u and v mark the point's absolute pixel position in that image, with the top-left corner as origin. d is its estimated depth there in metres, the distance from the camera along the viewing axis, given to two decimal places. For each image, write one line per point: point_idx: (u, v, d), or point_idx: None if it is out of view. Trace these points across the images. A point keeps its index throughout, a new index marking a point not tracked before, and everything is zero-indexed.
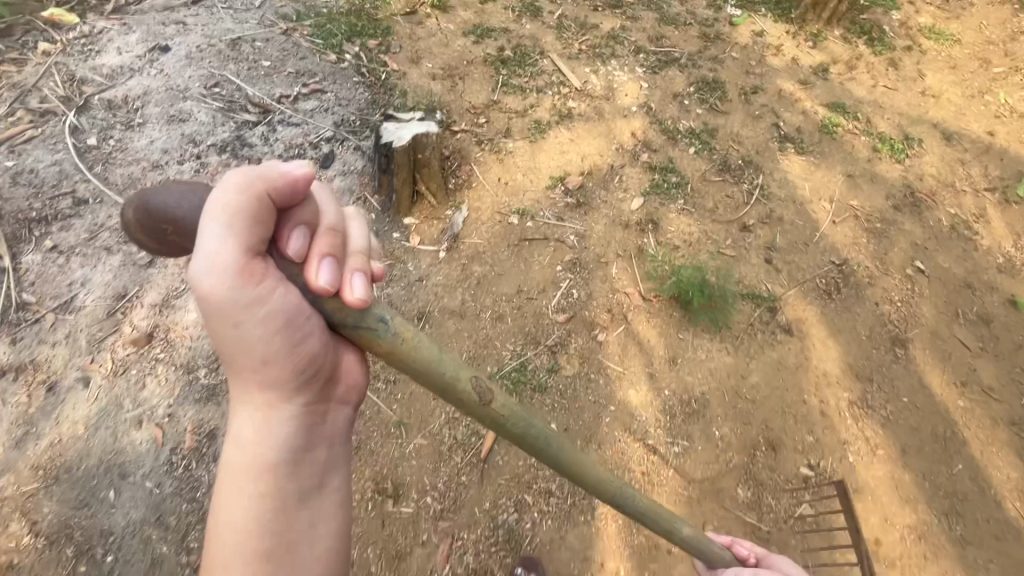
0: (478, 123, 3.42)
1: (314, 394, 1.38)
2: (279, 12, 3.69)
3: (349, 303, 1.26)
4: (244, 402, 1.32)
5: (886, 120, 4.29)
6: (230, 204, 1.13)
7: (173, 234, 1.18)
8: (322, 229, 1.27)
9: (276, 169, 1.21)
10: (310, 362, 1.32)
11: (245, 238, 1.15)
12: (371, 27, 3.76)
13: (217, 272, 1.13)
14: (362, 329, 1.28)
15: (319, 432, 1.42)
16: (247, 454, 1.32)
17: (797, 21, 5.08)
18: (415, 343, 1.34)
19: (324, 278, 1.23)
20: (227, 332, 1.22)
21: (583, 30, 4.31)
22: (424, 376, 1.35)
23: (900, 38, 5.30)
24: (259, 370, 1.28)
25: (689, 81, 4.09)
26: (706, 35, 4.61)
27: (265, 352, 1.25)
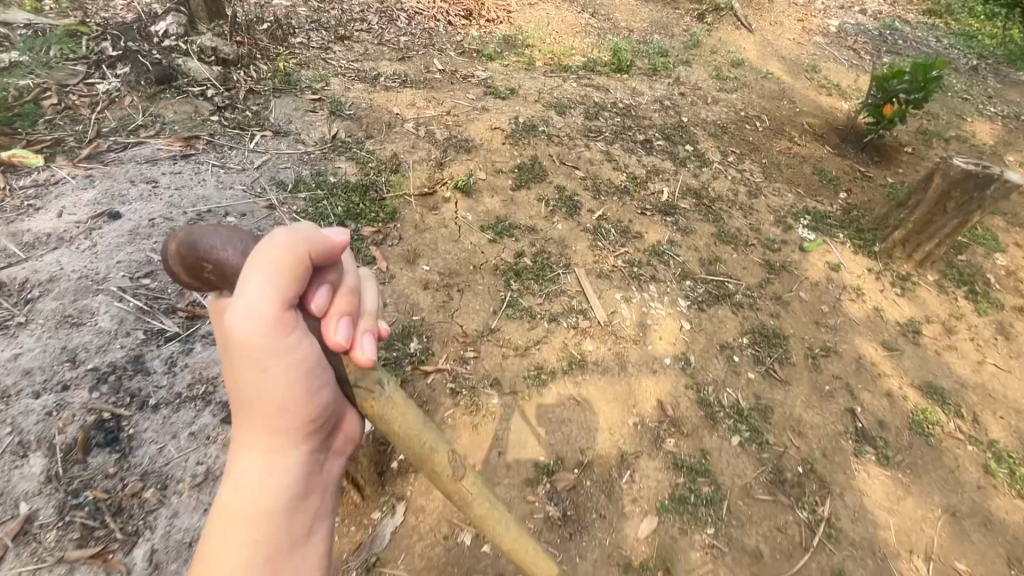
0: (463, 359, 2.72)
1: (318, 442, 1.40)
2: (278, 179, 3.27)
3: (359, 363, 1.35)
4: (247, 452, 1.30)
5: (999, 419, 3.33)
6: (279, 258, 1.19)
7: (211, 273, 1.28)
8: (346, 289, 1.36)
9: (321, 229, 1.30)
10: (323, 414, 1.37)
11: (288, 287, 1.21)
12: (375, 209, 3.28)
13: (255, 322, 1.18)
14: (364, 386, 1.41)
15: (317, 479, 1.41)
16: (243, 500, 1.28)
17: (881, 255, 4.34)
18: (407, 410, 1.48)
19: (344, 336, 1.32)
20: (248, 379, 1.24)
21: (623, 238, 3.71)
22: (410, 443, 1.50)
23: (1006, 293, 4.46)
24: (276, 420, 1.29)
25: (744, 329, 3.32)
26: (769, 262, 3.91)
27: (285, 399, 1.27)
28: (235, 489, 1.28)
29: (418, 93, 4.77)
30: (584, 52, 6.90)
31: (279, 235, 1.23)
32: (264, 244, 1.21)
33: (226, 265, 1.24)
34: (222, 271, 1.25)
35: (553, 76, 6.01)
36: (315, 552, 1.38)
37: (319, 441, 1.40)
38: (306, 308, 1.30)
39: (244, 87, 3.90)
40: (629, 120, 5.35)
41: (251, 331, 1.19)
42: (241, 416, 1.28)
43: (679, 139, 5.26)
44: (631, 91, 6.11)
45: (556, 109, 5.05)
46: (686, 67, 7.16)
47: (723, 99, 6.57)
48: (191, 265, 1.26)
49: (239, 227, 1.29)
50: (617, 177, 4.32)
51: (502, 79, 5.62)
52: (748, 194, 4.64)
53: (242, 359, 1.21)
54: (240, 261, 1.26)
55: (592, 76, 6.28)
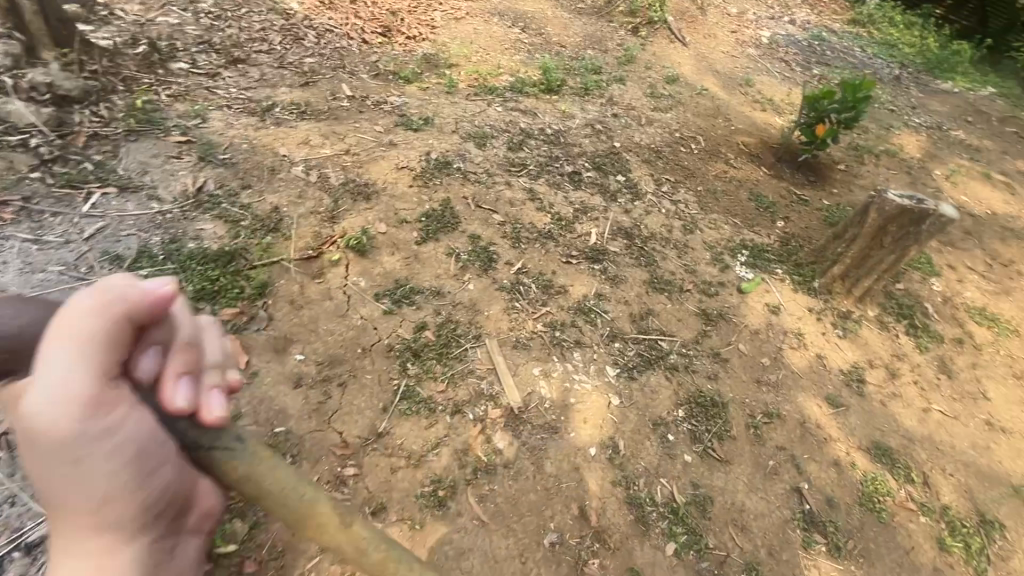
0: (339, 481, 2.23)
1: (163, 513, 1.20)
2: (110, 250, 2.77)
3: (208, 422, 1.17)
4: (64, 555, 1.09)
5: (949, 477, 3.11)
6: (82, 331, 0.98)
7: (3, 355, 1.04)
8: (183, 345, 1.17)
9: (136, 281, 1.07)
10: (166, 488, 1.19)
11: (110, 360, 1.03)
12: (240, 284, 2.75)
13: (62, 406, 0.97)
14: (221, 449, 1.18)
15: (163, 563, 1.22)
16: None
17: (821, 291, 4.12)
18: (271, 462, 1.24)
19: (184, 397, 1.14)
20: (60, 475, 1.03)
21: (544, 296, 3.30)
22: (276, 505, 1.23)
23: (945, 324, 4.34)
24: (98, 511, 1.08)
25: (679, 399, 2.96)
26: (705, 311, 3.60)
27: (111, 487, 1.08)
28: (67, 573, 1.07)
29: (317, 127, 4.22)
30: (512, 71, 6.49)
31: (85, 301, 1.01)
32: (60, 317, 0.99)
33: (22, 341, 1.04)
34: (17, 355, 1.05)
35: (476, 100, 5.58)
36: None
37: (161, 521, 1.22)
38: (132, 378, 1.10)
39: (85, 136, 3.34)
40: (556, 148, 4.99)
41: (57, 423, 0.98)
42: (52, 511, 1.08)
43: (610, 168, 4.93)
44: (560, 114, 5.75)
45: (476, 141, 4.61)
46: (620, 84, 6.89)
47: (658, 119, 6.32)
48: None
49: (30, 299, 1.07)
50: (540, 219, 3.92)
51: (419, 106, 5.13)
52: (683, 229, 4.34)
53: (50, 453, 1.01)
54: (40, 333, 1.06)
55: (519, 98, 5.89)
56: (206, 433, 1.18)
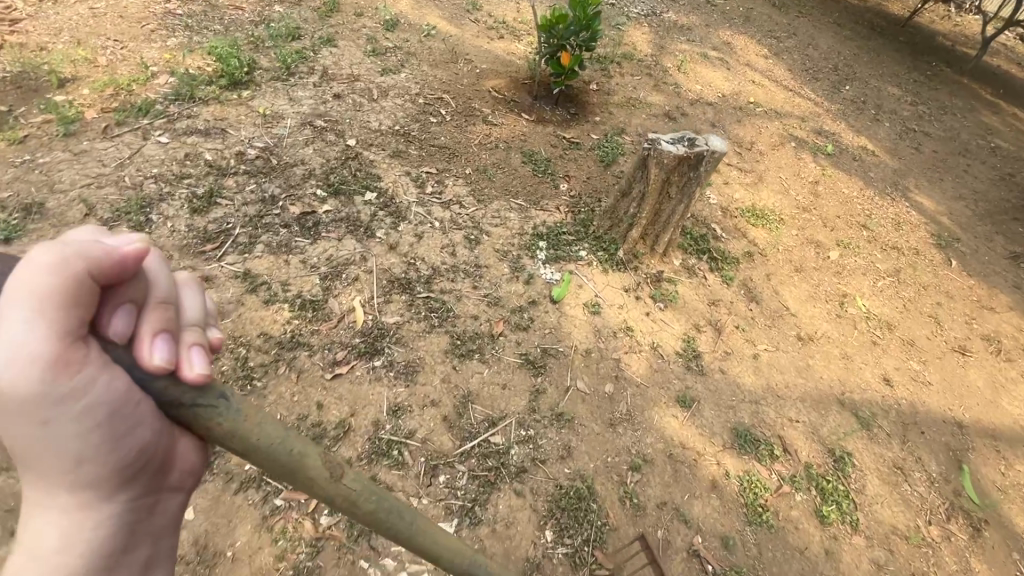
0: None
1: (141, 489, 1.02)
2: None
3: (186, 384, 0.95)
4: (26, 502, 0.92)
5: (798, 424, 3.07)
6: (37, 287, 0.79)
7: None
8: (159, 296, 0.97)
9: (98, 239, 0.88)
10: (144, 454, 0.99)
11: (58, 318, 0.82)
12: None
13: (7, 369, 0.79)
14: (198, 409, 0.96)
15: (152, 531, 1.05)
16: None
17: (628, 260, 3.72)
18: (259, 420, 1.05)
19: (154, 357, 0.92)
20: (19, 432, 0.86)
21: (317, 455, 2.29)
22: (266, 457, 1.07)
23: (736, 236, 4.35)
24: (61, 471, 0.91)
25: (540, 516, 2.31)
26: (526, 355, 2.91)
27: (76, 450, 0.91)
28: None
29: None
30: (168, 66, 4.50)
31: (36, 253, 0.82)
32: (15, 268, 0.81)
33: None
34: None
35: (119, 135, 3.69)
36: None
37: (146, 483, 1.02)
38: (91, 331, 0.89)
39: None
40: (268, 180, 3.56)
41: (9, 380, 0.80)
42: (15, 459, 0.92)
43: (352, 183, 3.70)
44: (260, 118, 4.17)
45: (130, 221, 3.01)
46: (331, 45, 5.33)
47: (391, 83, 5.06)
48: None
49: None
50: (273, 319, 2.71)
51: (9, 180, 3.14)
52: (466, 242, 3.48)
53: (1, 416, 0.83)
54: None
55: (191, 110, 4.09)
56: (188, 392, 0.96)
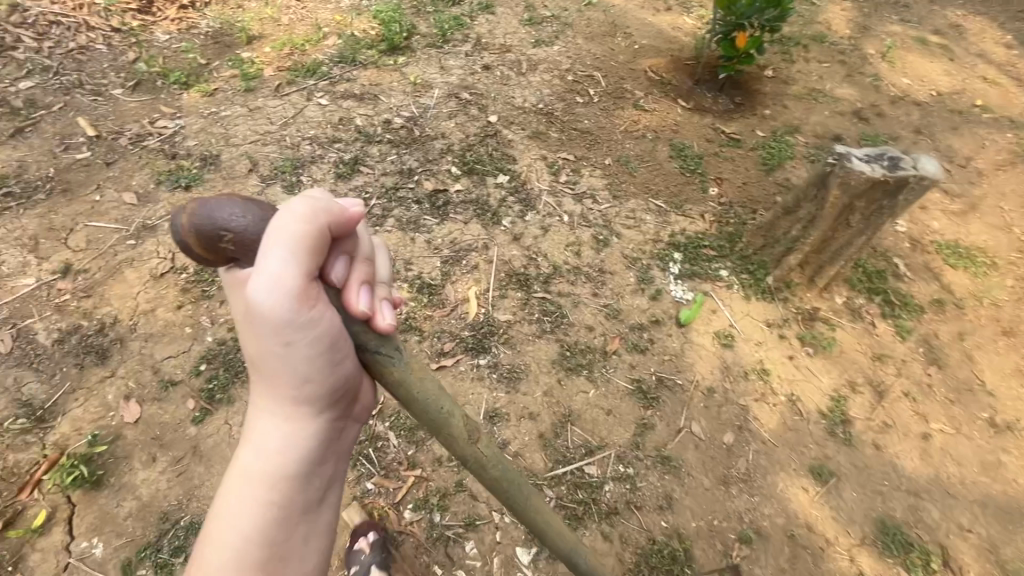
0: None
1: (334, 413, 1.44)
2: None
3: (376, 329, 1.35)
4: (265, 412, 1.37)
5: (969, 536, 2.46)
6: (297, 232, 1.19)
7: (230, 245, 1.21)
8: (363, 257, 1.37)
9: (335, 204, 1.29)
10: (341, 384, 1.39)
11: (309, 263, 1.22)
12: None
13: (280, 295, 1.19)
14: (381, 355, 1.35)
15: (336, 445, 1.50)
16: (248, 512, 1.35)
17: (778, 288, 3.19)
18: (422, 378, 1.40)
19: (358, 303, 1.31)
20: (275, 353, 1.28)
21: (413, 448, 2.27)
22: (424, 410, 1.42)
23: (928, 277, 3.51)
24: (298, 390, 1.33)
25: (625, 568, 2.15)
26: (639, 382, 2.64)
27: (306, 373, 1.32)
28: (238, 513, 1.35)
29: (21, 230, 2.73)
30: (338, 28, 4.73)
31: (299, 209, 1.22)
32: (280, 217, 1.21)
33: (244, 234, 1.20)
34: (241, 243, 1.21)
35: (289, 94, 3.97)
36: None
37: (341, 409, 1.47)
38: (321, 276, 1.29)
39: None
40: (409, 152, 3.60)
41: (275, 305, 1.20)
42: (264, 378, 1.35)
43: (486, 163, 3.62)
44: (411, 86, 4.23)
45: (285, 181, 3.22)
46: (488, 12, 5.21)
47: (542, 57, 4.83)
48: (207, 236, 1.21)
49: (252, 198, 1.25)
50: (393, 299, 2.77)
51: (199, 130, 3.54)
52: (593, 242, 3.24)
53: (268, 334, 1.25)
54: (257, 232, 1.22)
55: (352, 74, 4.27)
56: (375, 337, 1.35)
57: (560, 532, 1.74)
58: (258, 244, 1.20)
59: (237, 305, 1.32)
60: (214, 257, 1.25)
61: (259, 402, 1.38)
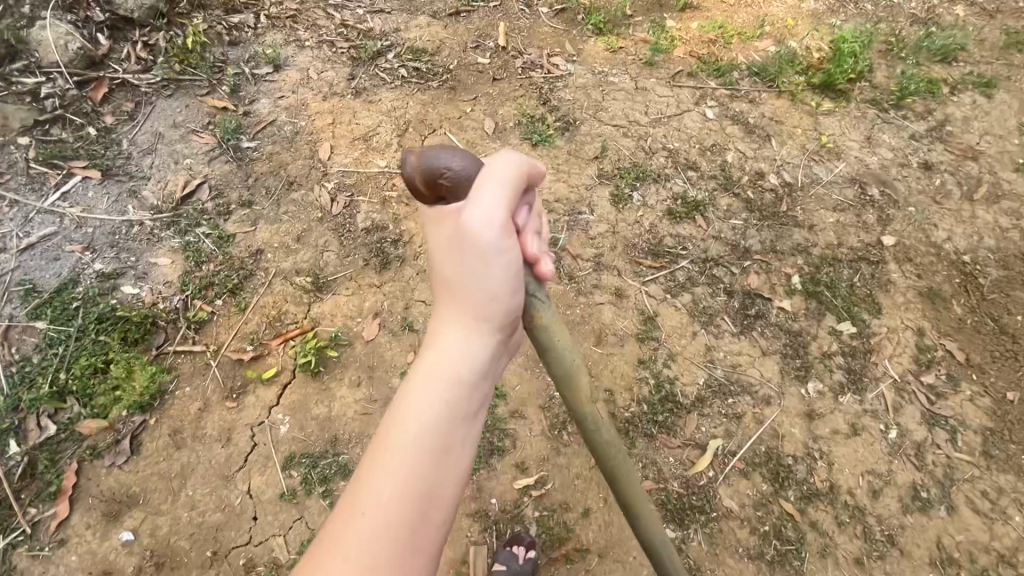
0: None
1: (505, 341, 1.32)
2: (36, 276, 2.22)
3: (540, 275, 1.34)
4: (453, 316, 1.26)
5: None
6: (508, 174, 1.22)
7: (444, 183, 1.21)
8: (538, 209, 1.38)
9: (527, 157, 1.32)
10: (515, 315, 1.31)
11: (513, 203, 1.23)
12: (139, 382, 2.07)
13: (491, 223, 1.19)
14: (534, 300, 1.32)
15: (498, 372, 1.34)
16: (418, 440, 1.15)
17: None
18: (559, 328, 1.35)
19: (533, 245, 1.30)
20: (473, 271, 1.23)
21: (542, 561, 2.01)
22: (555, 368, 1.36)
23: None
24: (492, 304, 1.25)
25: None
26: None
27: (499, 295, 1.25)
28: (402, 446, 1.13)
29: (403, 111, 3.04)
30: (778, 33, 4.03)
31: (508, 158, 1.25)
32: (493, 162, 1.23)
33: (462, 175, 1.21)
34: (456, 183, 1.21)
35: (679, 88, 3.56)
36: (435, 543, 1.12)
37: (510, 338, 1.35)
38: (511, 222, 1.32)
39: (106, 92, 2.67)
40: (757, 227, 2.95)
41: (482, 234, 1.19)
42: (456, 294, 1.27)
43: (838, 295, 2.77)
44: (812, 147, 3.41)
45: (618, 186, 2.89)
46: (983, 90, 3.74)
47: (1021, 189, 3.32)
48: (426, 171, 1.21)
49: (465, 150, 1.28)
50: (630, 388, 2.37)
51: (580, 86, 3.42)
52: (904, 493, 2.29)
53: (471, 256, 1.21)
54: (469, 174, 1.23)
55: (758, 97, 3.61)
56: (536, 281, 1.33)
57: (656, 529, 1.57)
58: (474, 183, 1.21)
59: (429, 230, 1.30)
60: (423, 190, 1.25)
61: (447, 313, 1.27)
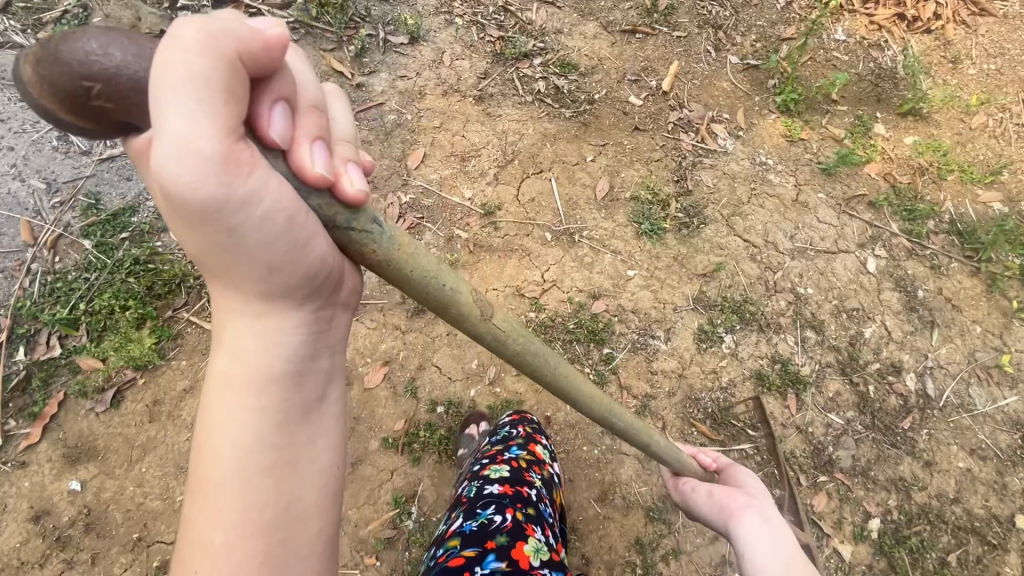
0: None
1: (324, 296, 0.98)
2: (103, 191, 2.23)
3: (343, 197, 0.88)
4: (238, 302, 0.93)
5: None
6: (198, 64, 0.72)
7: (103, 103, 0.73)
8: (301, 106, 0.89)
9: (240, 19, 0.79)
10: (319, 266, 0.92)
11: (228, 107, 0.75)
12: (146, 338, 2.06)
13: (196, 159, 0.73)
14: (352, 233, 0.88)
15: (327, 339, 1.02)
16: (235, 467, 0.92)
17: None
18: (412, 249, 0.94)
19: (308, 156, 0.85)
20: (233, 239, 0.83)
21: None
22: (418, 294, 0.98)
23: None
24: (283, 269, 0.88)
25: None
26: None
27: (284, 253, 0.86)
28: (219, 480, 0.91)
29: (517, 139, 2.71)
30: (1016, 189, 3.15)
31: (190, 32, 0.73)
32: (165, 56, 0.72)
33: (125, 78, 0.72)
34: (125, 92, 0.73)
35: (848, 218, 2.89)
36: (309, 540, 0.98)
37: (324, 294, 0.98)
38: (258, 139, 0.83)
39: None
40: (857, 435, 2.38)
41: (195, 185, 0.75)
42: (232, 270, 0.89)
43: (915, 566, 2.22)
44: (982, 359, 2.66)
45: (711, 321, 2.43)
46: None
47: None
48: (60, 89, 0.72)
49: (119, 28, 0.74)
50: (611, 568, 2.02)
51: (729, 173, 2.87)
52: None
53: (208, 220, 0.80)
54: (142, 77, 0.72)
55: (944, 265, 2.86)
56: (340, 209, 0.88)
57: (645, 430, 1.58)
58: (145, 94, 0.72)
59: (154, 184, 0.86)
60: (99, 124, 0.78)
61: (232, 296, 0.93)
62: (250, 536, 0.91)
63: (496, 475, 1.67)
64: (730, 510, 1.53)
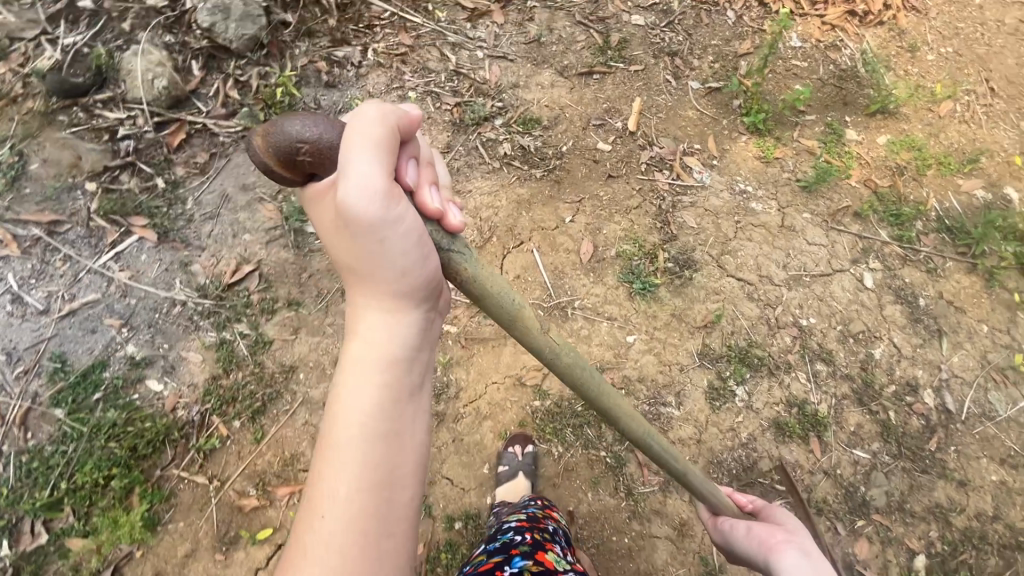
0: None
1: (434, 302, 1.12)
2: (68, 350, 2.11)
3: (448, 227, 1.08)
4: (368, 294, 1.06)
5: None
6: (375, 129, 0.98)
7: (306, 158, 0.99)
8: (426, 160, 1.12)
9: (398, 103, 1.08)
10: (431, 279, 1.07)
11: (390, 158, 0.99)
12: (137, 506, 1.94)
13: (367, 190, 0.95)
14: (452, 253, 1.07)
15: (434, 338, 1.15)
16: (360, 434, 1.00)
17: None
18: (487, 273, 1.12)
19: (432, 197, 1.06)
20: (372, 246, 1.00)
21: None
22: (492, 310, 1.14)
23: None
24: (403, 273, 1.03)
25: None
26: None
27: (408, 262, 1.02)
28: (342, 445, 0.99)
29: (492, 213, 2.65)
30: (995, 172, 3.13)
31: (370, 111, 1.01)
32: (352, 122, 0.98)
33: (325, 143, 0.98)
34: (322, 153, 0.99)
35: (837, 234, 2.84)
36: (405, 516, 1.02)
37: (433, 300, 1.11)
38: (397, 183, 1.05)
39: (183, 138, 2.47)
40: (886, 468, 2.32)
41: (362, 204, 0.95)
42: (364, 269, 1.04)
43: None
44: (995, 360, 2.61)
45: (720, 374, 2.38)
46: None
47: None
48: (280, 150, 0.99)
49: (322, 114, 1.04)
50: None
51: (711, 208, 2.81)
52: None
53: (360, 233, 0.99)
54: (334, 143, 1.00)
55: (939, 267, 2.81)
56: (447, 236, 1.08)
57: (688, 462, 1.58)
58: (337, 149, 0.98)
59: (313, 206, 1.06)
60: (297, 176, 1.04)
61: (362, 290, 1.07)
62: (364, 498, 0.98)
63: (514, 517, 1.73)
64: (770, 545, 1.40)
